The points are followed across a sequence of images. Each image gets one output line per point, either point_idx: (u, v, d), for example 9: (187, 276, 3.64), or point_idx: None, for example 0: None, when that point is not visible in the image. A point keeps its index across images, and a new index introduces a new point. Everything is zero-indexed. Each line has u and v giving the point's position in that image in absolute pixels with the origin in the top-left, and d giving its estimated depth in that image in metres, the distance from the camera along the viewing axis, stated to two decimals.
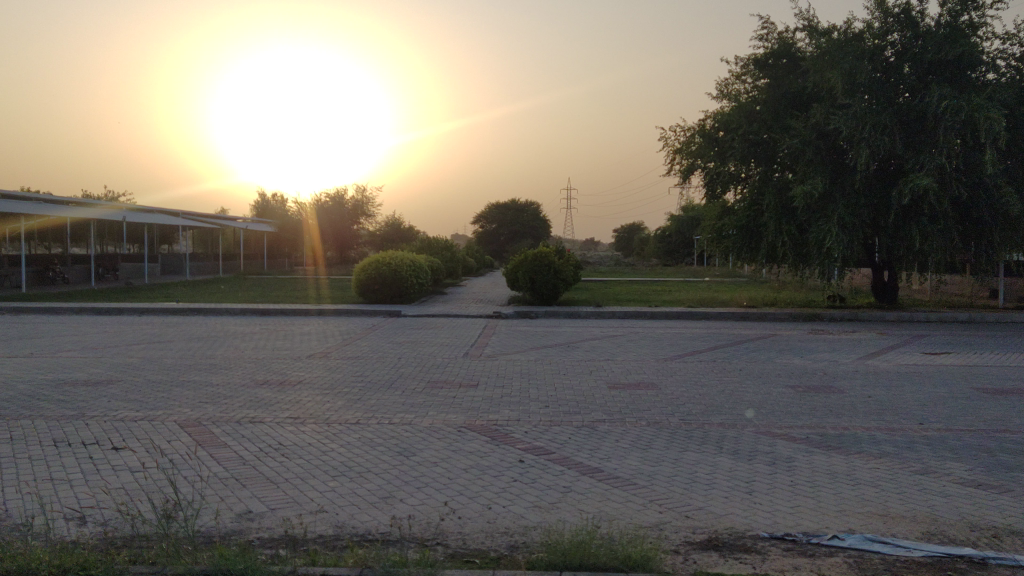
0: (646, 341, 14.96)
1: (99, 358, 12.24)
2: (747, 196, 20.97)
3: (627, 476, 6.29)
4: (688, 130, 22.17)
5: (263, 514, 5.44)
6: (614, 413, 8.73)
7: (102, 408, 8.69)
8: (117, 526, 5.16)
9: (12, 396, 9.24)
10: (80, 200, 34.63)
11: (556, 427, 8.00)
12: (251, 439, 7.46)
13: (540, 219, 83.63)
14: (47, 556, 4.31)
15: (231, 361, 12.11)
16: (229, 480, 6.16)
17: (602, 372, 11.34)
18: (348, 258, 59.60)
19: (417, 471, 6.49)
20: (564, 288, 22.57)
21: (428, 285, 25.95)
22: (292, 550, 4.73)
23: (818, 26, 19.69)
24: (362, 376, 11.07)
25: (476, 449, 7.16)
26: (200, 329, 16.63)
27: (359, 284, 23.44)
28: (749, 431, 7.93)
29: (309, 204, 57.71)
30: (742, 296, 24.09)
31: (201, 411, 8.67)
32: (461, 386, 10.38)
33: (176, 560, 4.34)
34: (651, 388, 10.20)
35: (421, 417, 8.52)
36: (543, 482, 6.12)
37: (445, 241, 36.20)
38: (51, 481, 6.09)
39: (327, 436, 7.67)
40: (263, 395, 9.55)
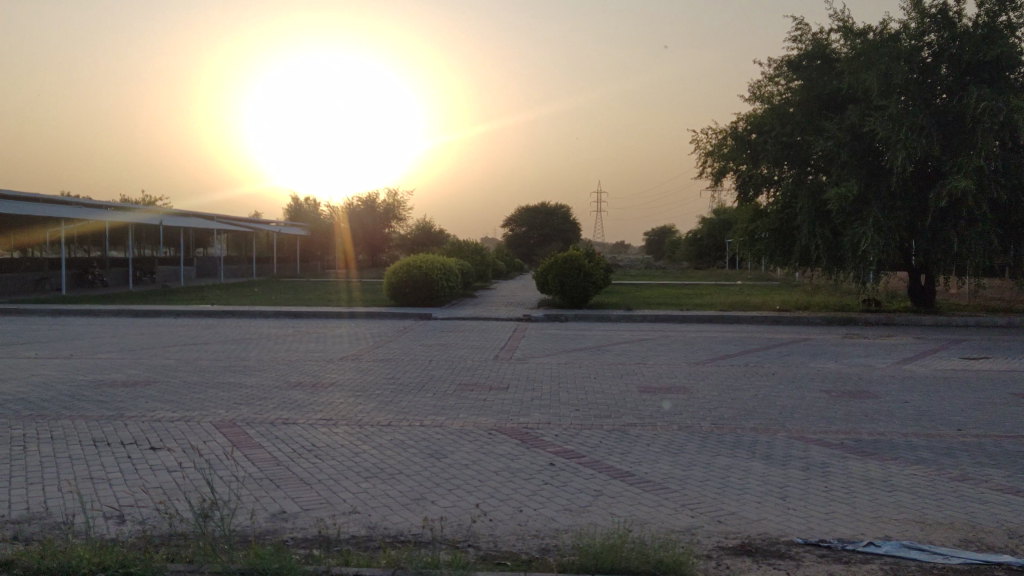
0: (677, 345, 14.89)
1: (136, 359, 12.46)
2: (780, 199, 20.82)
3: (659, 480, 6.28)
4: (719, 133, 22.06)
5: (297, 514, 5.50)
6: (645, 417, 8.71)
7: (140, 409, 8.85)
8: (156, 524, 5.25)
9: (53, 396, 9.43)
10: (118, 205, 35.23)
11: (588, 431, 8.00)
12: (284, 440, 7.56)
13: (570, 223, 83.43)
14: (87, 553, 4.39)
15: (265, 364, 12.26)
16: (263, 480, 6.25)
17: (632, 376, 11.32)
18: (379, 261, 59.74)
19: (449, 472, 6.54)
20: (595, 291, 22.51)
21: (458, 289, 26.03)
22: (326, 550, 4.78)
23: (853, 26, 19.51)
24: (393, 378, 11.14)
25: (507, 451, 7.20)
26: (234, 332, 16.84)
27: (391, 286, 23.61)
28: (782, 435, 7.89)
29: (341, 209, 58.26)
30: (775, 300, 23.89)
31: (236, 412, 8.79)
32: (492, 388, 10.42)
33: (213, 559, 4.41)
34: (682, 391, 10.16)
35: (452, 420, 8.56)
36: (574, 486, 6.13)
37: (474, 244, 36.51)
38: (91, 480, 6.21)
39: (360, 437, 7.75)
40: (296, 397, 9.66)
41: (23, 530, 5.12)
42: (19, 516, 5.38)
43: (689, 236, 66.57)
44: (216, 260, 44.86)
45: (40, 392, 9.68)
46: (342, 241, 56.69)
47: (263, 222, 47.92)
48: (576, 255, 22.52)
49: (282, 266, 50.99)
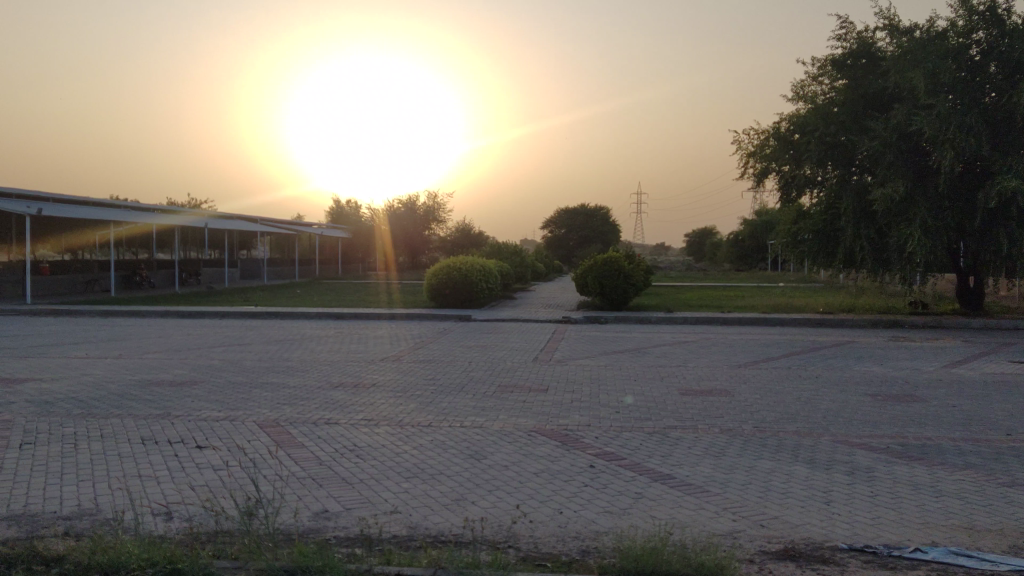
0: (719, 347, 14.73)
1: (183, 360, 12.67)
2: (824, 200, 20.56)
3: (700, 483, 6.24)
4: (762, 134, 21.84)
5: (339, 513, 5.57)
6: (686, 419, 8.66)
7: (186, 408, 9.01)
8: (202, 522, 5.35)
9: (103, 395, 9.64)
10: (165, 208, 35.87)
11: (627, 433, 7.97)
12: (326, 440, 7.65)
13: (611, 224, 82.96)
14: (137, 549, 4.48)
15: (308, 365, 12.39)
16: (306, 480, 6.32)
17: (673, 379, 11.25)
18: (419, 263, 59.81)
19: (489, 474, 6.56)
20: (635, 293, 22.40)
21: (498, 290, 26.07)
22: (368, 549, 4.83)
23: (899, 24, 19.20)
24: (433, 380, 11.20)
25: (547, 453, 7.20)
26: (277, 333, 17.05)
27: (431, 288, 23.73)
28: (826, 439, 7.78)
29: (382, 211, 58.70)
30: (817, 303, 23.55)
31: (279, 412, 8.90)
32: (532, 390, 10.42)
33: (258, 556, 4.48)
34: (724, 395, 10.07)
35: (492, 421, 8.59)
36: (614, 488, 6.11)
37: (513, 246, 36.54)
38: (140, 477, 6.35)
39: (401, 438, 7.81)
40: (338, 398, 9.76)
41: (75, 526, 5.25)
42: (70, 512, 5.51)
43: (731, 238, 65.86)
44: (260, 262, 45.48)
45: (89, 391, 9.89)
46: (381, 242, 57.53)
47: (305, 225, 48.42)
48: (616, 257, 22.43)
49: (324, 268, 51.49)
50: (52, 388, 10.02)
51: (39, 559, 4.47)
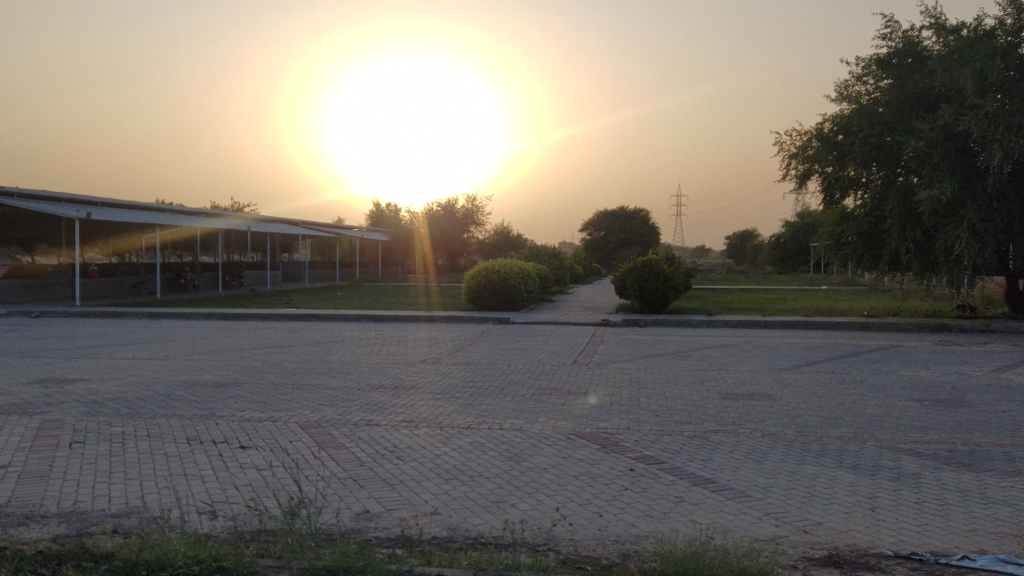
0: (760, 351, 14.58)
1: (226, 361, 12.87)
2: (868, 202, 20.25)
3: (741, 488, 6.19)
4: (804, 134, 21.58)
5: (380, 514, 5.61)
6: (727, 423, 8.59)
7: (230, 409, 9.14)
8: (246, 521, 5.43)
9: (149, 396, 9.83)
10: (209, 212, 36.44)
11: (668, 437, 7.93)
12: (367, 441, 7.71)
13: (649, 226, 82.53)
14: (183, 547, 4.56)
15: (349, 366, 12.52)
16: (347, 480, 6.38)
17: (714, 382, 11.16)
18: (458, 266, 60.17)
19: (528, 476, 6.56)
20: (675, 296, 22.26)
21: (536, 292, 26.07)
22: (408, 550, 4.86)
23: (947, 23, 18.88)
24: (472, 382, 11.23)
25: (586, 456, 7.19)
26: (319, 335, 17.25)
27: (470, 291, 23.82)
28: (871, 445, 7.67)
29: (421, 214, 59.05)
30: (859, 306, 23.25)
31: (320, 413, 8.99)
32: (571, 393, 10.40)
33: (301, 556, 4.54)
34: (766, 398, 9.97)
35: (531, 423, 8.60)
36: (654, 492, 6.08)
37: (552, 248, 36.55)
38: (185, 476, 6.46)
39: (441, 440, 7.85)
40: (379, 400, 9.84)
41: (123, 523, 5.36)
42: (119, 510, 5.62)
43: (772, 240, 65.16)
44: (301, 265, 46.00)
45: (136, 391, 10.09)
46: (420, 245, 57.89)
47: (345, 228, 48.87)
48: (656, 260, 22.31)
49: (363, 271, 51.94)
50: (100, 388, 10.24)
51: (88, 555, 4.57)
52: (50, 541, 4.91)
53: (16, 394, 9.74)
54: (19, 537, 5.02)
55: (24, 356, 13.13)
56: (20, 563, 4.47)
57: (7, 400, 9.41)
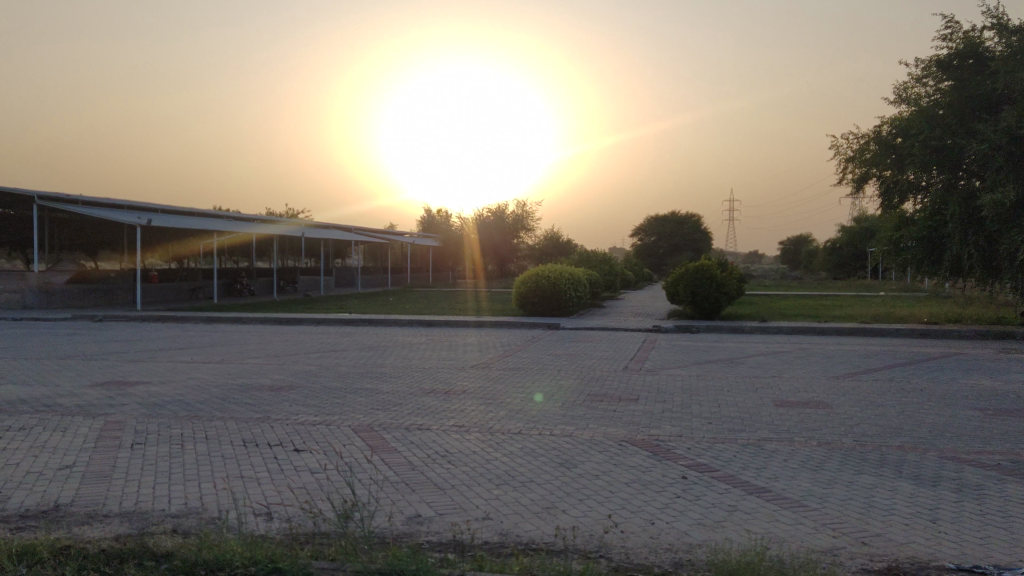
0: (816, 358, 14.33)
1: (281, 365, 13.06)
2: (928, 206, 19.80)
3: (797, 498, 6.08)
4: (862, 137, 21.13)
5: (432, 518, 5.65)
6: (782, 432, 8.46)
7: (285, 412, 9.29)
8: (301, 523, 5.50)
9: (206, 398, 10.04)
10: (265, 218, 37.08)
11: (721, 445, 7.84)
12: (419, 446, 7.76)
13: (701, 231, 81.57)
14: (241, 548, 4.65)
15: (400, 370, 12.64)
16: (400, 484, 6.43)
17: (769, 390, 11.00)
18: (508, 271, 60.27)
19: (579, 482, 6.55)
20: (727, 302, 22.03)
21: (586, 298, 26.03)
22: (460, 554, 4.88)
23: (1009, 23, 18.40)
24: (522, 388, 11.23)
25: (638, 464, 7.15)
26: (371, 339, 17.44)
27: (519, 296, 23.89)
28: (932, 455, 7.48)
29: (471, 220, 59.41)
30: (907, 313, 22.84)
31: (372, 417, 9.07)
32: (623, 399, 10.35)
33: (354, 559, 4.59)
34: (822, 407, 9.79)
35: (582, 430, 8.57)
36: (707, 500, 6.02)
37: (602, 255, 36.41)
38: (242, 478, 6.57)
39: (491, 445, 7.87)
40: (430, 404, 9.92)
41: (182, 523, 5.48)
42: (177, 510, 5.74)
43: (827, 245, 63.90)
44: (354, 270, 46.60)
45: (195, 394, 10.31)
46: (470, 250, 58.13)
47: (396, 234, 49.27)
48: (708, 265, 22.07)
49: (414, 277, 52.33)
50: (160, 391, 10.49)
51: (148, 554, 4.67)
52: (112, 540, 5.04)
53: (80, 396, 10.01)
54: (83, 536, 5.16)
55: (87, 359, 13.50)
56: (84, 561, 4.59)
57: (72, 401, 9.68)
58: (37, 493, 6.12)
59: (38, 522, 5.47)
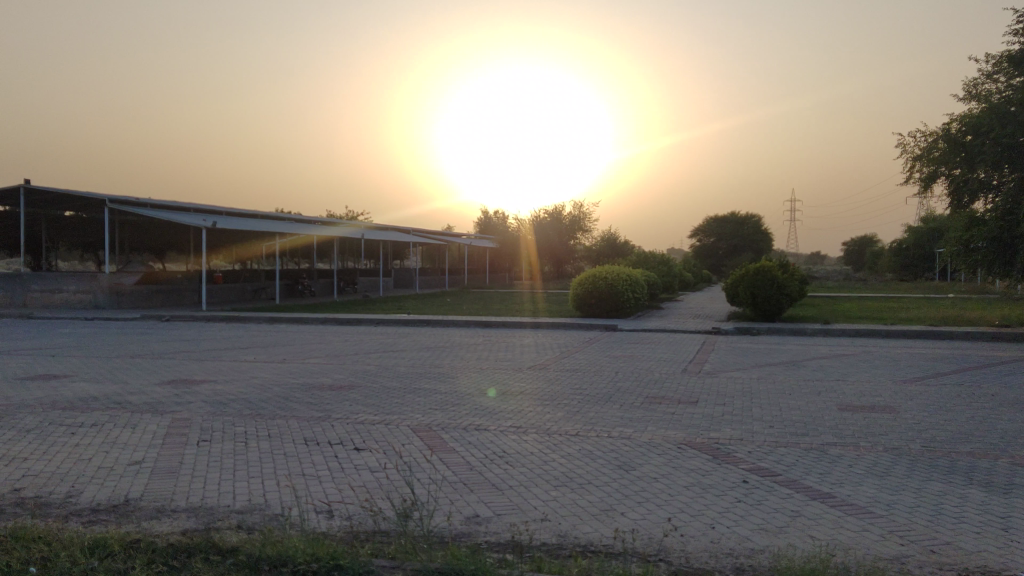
0: (881, 362, 13.99)
1: (341, 365, 13.25)
2: (999, 206, 19.14)
3: (862, 504, 5.95)
4: (931, 135, 20.57)
5: (490, 518, 5.66)
6: (847, 436, 8.28)
7: (345, 411, 9.42)
8: (361, 521, 5.57)
9: (268, 397, 10.22)
10: (325, 221, 37.64)
11: (783, 449, 7.70)
12: (476, 446, 7.79)
13: (762, 232, 80.36)
14: (303, 545, 4.72)
15: (457, 371, 12.71)
16: (458, 484, 6.46)
17: (832, 393, 10.76)
18: (564, 272, 60.21)
19: (637, 485, 6.49)
20: (789, 303, 21.63)
21: (644, 300, 25.84)
22: (519, 555, 4.89)
23: None
24: (579, 389, 11.19)
25: (698, 467, 7.07)
26: (429, 340, 17.57)
27: (576, 298, 23.85)
28: (1004, 462, 7.24)
29: (528, 221, 59.70)
30: (972, 313, 22.96)
31: (430, 417, 9.13)
32: (681, 402, 10.24)
33: (414, 557, 4.63)
34: (888, 411, 9.54)
35: (641, 432, 8.51)
36: (770, 505, 5.92)
37: (660, 256, 36.18)
38: (304, 476, 6.68)
39: (549, 446, 7.87)
40: (488, 404, 9.96)
41: (247, 519, 5.59)
42: (242, 506, 5.87)
43: (893, 246, 62.34)
44: (412, 271, 47.02)
45: (257, 393, 10.50)
46: (527, 250, 58.32)
47: (453, 236, 49.58)
48: (769, 266, 21.75)
49: (472, 277, 52.59)
50: (225, 390, 10.71)
51: (215, 549, 4.77)
52: (179, 535, 5.16)
53: (149, 394, 10.30)
54: (153, 530, 5.31)
55: (153, 358, 13.85)
56: (152, 554, 4.70)
57: (141, 399, 9.97)
58: (109, 487, 6.31)
59: (109, 516, 5.62)
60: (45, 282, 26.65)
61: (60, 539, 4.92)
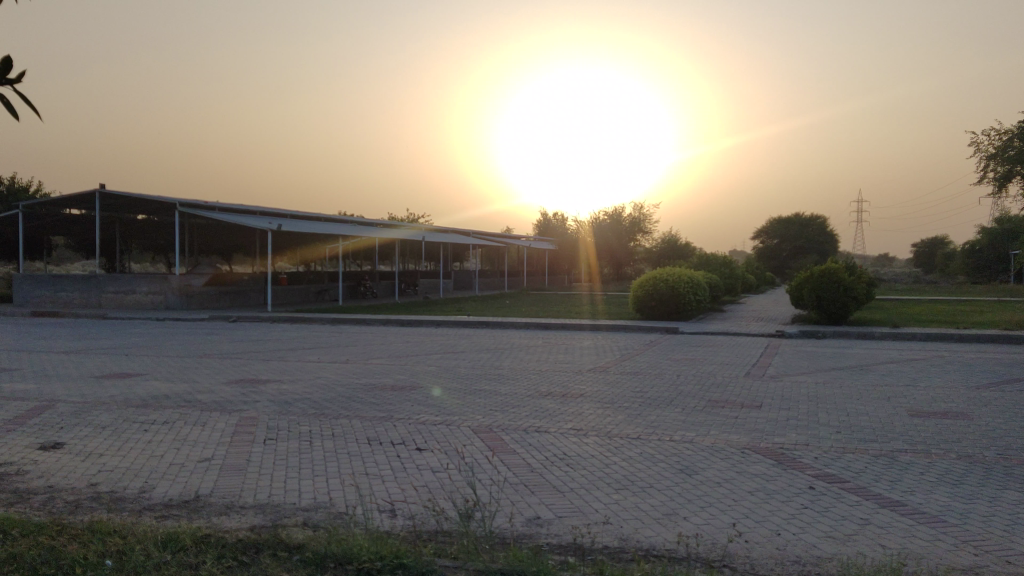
0: (952, 366, 13.60)
1: (403, 366, 13.40)
2: None
3: (934, 513, 5.78)
4: (1005, 134, 19.95)
5: (552, 520, 5.66)
6: (917, 443, 8.06)
7: (407, 412, 9.51)
8: (423, 520, 5.63)
9: (330, 397, 10.37)
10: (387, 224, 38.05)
11: (850, 455, 7.55)
12: (538, 448, 7.81)
13: (827, 232, 78.85)
14: (368, 544, 4.77)
15: (518, 373, 12.74)
16: (519, 486, 6.49)
17: (903, 399, 10.46)
18: (624, 275, 60.00)
19: (700, 490, 6.43)
20: (855, 306, 21.13)
21: (706, 303, 25.55)
22: (580, 558, 4.88)
23: None
24: (640, 392, 11.10)
25: (761, 471, 6.97)
26: (490, 341, 17.68)
27: (637, 300, 23.70)
28: None
29: (588, 223, 59.92)
30: None
31: (491, 418, 9.18)
32: (745, 406, 10.08)
33: (476, 558, 4.65)
34: (961, 418, 9.25)
35: (703, 436, 8.42)
36: (837, 512, 5.80)
37: (722, 258, 35.74)
38: (367, 475, 6.75)
39: (610, 449, 7.84)
40: (548, 406, 9.96)
41: (312, 516, 5.70)
42: (307, 505, 5.96)
43: (965, 247, 60.49)
44: (471, 273, 47.29)
45: (321, 393, 10.67)
46: (586, 253, 58.37)
47: (512, 239, 49.69)
48: (835, 268, 21.29)
49: (531, 279, 52.66)
50: (290, 389, 10.93)
51: (282, 545, 4.86)
52: (248, 530, 5.27)
53: (217, 393, 10.55)
54: (222, 525, 5.44)
55: (221, 357, 14.20)
56: (222, 549, 4.80)
57: (210, 397, 10.22)
58: (179, 484, 6.47)
59: (180, 511, 5.78)
60: (118, 283, 27.48)
61: (134, 532, 5.07)
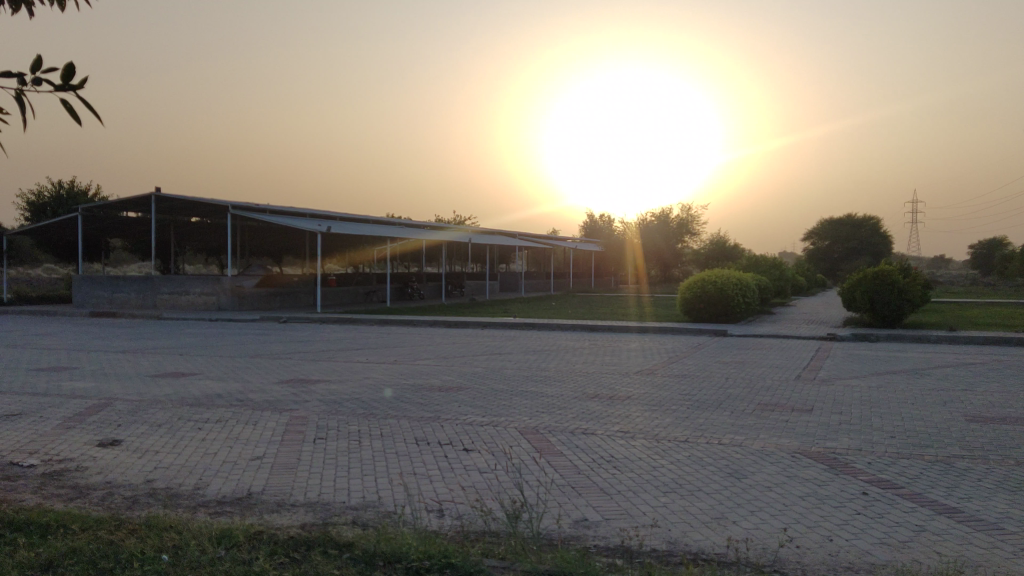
0: (1012, 370, 13.23)
1: (451, 367, 13.49)
2: None
3: (992, 520, 5.64)
4: None
5: (599, 522, 5.65)
6: (974, 449, 7.87)
7: (454, 412, 9.56)
8: (471, 520, 5.66)
9: (378, 397, 10.48)
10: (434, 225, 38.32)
11: (905, 461, 7.39)
12: (585, 450, 7.80)
13: (881, 233, 77.37)
14: (416, 543, 4.81)
15: (565, 374, 12.73)
16: (567, 487, 6.49)
17: (959, 404, 10.21)
18: (672, 276, 59.61)
19: (749, 494, 6.36)
20: (910, 309, 20.70)
21: (755, 304, 25.24)
22: (628, 561, 4.85)
23: None
24: (688, 395, 10.98)
25: (813, 476, 6.87)
26: (536, 343, 17.66)
27: (685, 301, 23.53)
28: None
29: (635, 224, 59.62)
30: None
31: (538, 420, 9.18)
32: (795, 410, 9.93)
33: (524, 558, 4.66)
34: (1020, 423, 9.00)
35: (752, 440, 8.32)
36: (891, 519, 5.68)
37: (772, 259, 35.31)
38: (415, 475, 6.80)
39: (658, 451, 7.79)
40: (594, 408, 9.95)
41: (361, 515, 5.76)
42: (357, 504, 6.02)
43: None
44: (518, 275, 47.35)
45: (369, 393, 10.78)
46: (633, 254, 58.15)
47: (558, 240, 49.62)
48: (889, 270, 20.87)
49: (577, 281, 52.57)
50: (339, 389, 11.06)
51: (332, 543, 4.92)
52: (299, 528, 5.35)
53: (268, 392, 10.72)
54: (274, 522, 5.52)
55: (270, 357, 14.43)
56: (274, 547, 4.88)
57: (262, 397, 10.40)
58: (233, 481, 6.59)
59: (234, 508, 5.88)
60: (172, 285, 28.05)
61: (189, 528, 5.18)
